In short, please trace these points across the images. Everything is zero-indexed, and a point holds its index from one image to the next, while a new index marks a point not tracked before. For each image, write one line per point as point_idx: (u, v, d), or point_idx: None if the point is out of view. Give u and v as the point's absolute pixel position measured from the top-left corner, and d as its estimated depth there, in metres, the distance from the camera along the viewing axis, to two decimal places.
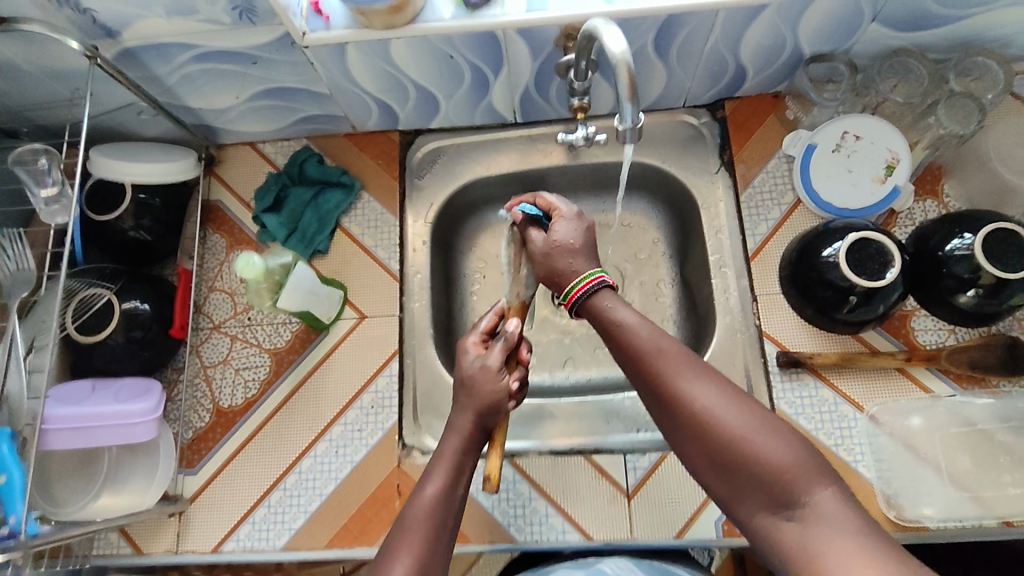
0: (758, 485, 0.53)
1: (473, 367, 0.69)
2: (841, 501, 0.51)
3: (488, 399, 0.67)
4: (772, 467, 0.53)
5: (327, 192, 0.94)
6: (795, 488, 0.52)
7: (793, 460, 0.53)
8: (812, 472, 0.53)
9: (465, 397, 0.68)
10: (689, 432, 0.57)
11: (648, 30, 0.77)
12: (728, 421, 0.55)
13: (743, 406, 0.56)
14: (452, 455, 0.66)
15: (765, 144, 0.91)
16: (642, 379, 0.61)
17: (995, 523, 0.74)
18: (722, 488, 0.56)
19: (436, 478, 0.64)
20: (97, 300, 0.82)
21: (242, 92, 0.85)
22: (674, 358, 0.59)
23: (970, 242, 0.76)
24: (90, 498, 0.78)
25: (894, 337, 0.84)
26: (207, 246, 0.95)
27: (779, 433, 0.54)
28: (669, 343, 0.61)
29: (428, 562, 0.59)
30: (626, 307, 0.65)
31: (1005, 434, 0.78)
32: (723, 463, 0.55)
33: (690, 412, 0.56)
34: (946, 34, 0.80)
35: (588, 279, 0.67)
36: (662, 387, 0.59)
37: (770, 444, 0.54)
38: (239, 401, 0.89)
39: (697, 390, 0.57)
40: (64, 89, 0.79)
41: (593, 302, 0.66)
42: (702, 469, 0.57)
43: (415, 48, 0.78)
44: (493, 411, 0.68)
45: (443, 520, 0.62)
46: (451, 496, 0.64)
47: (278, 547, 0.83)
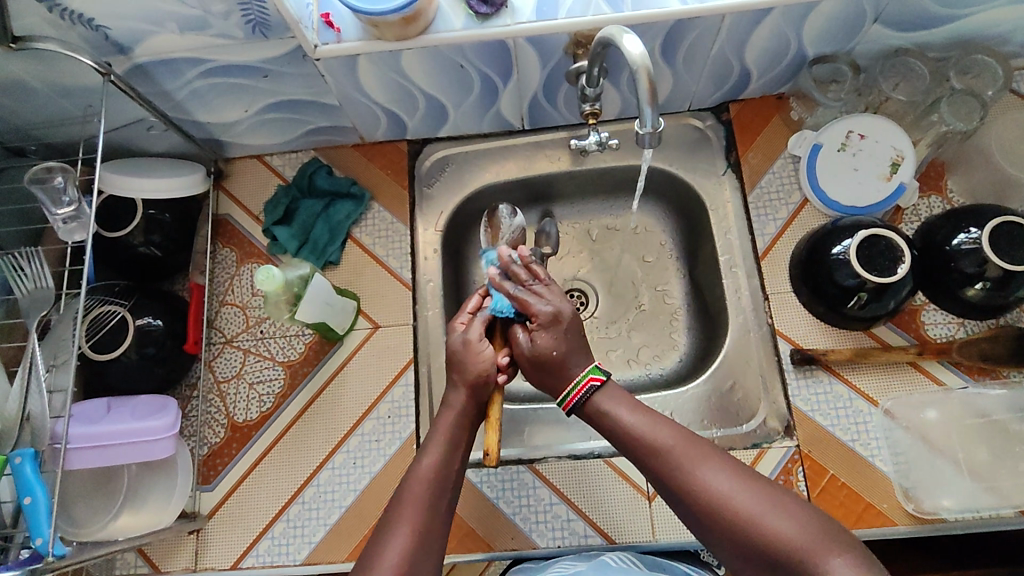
0: (777, 566, 0.55)
1: (459, 341, 0.73)
2: (855, 566, 0.53)
3: (472, 370, 0.70)
4: (785, 544, 0.55)
5: (337, 203, 0.94)
6: (805, 558, 0.54)
7: (804, 533, 0.55)
8: (824, 543, 0.54)
9: (456, 372, 0.71)
10: (708, 523, 0.59)
11: (656, 36, 0.78)
12: (739, 503, 0.57)
13: (751, 487, 0.58)
14: (447, 429, 0.69)
15: (770, 145, 0.92)
16: (655, 475, 0.63)
17: (1012, 512, 0.75)
18: (746, 570, 0.57)
19: (432, 450, 0.67)
20: (109, 318, 0.81)
21: (252, 105, 0.85)
22: (680, 448, 0.62)
23: (976, 237, 0.77)
24: (109, 518, 0.77)
25: (905, 331, 0.85)
26: (217, 261, 0.94)
27: (788, 511, 0.57)
28: (675, 432, 0.64)
29: (422, 538, 0.61)
30: (627, 404, 0.67)
31: (1019, 424, 0.79)
32: (742, 546, 0.57)
33: (702, 501, 0.59)
34: (946, 33, 0.82)
35: (578, 388, 0.68)
36: (673, 480, 0.61)
37: (781, 522, 0.56)
38: (253, 416, 0.89)
39: (706, 478, 0.59)
40: (74, 106, 0.79)
41: (595, 405, 0.68)
42: (725, 556, 0.58)
43: (426, 59, 0.79)
44: (481, 385, 0.70)
45: (439, 490, 0.64)
46: (447, 469, 0.66)
47: (298, 562, 0.82)
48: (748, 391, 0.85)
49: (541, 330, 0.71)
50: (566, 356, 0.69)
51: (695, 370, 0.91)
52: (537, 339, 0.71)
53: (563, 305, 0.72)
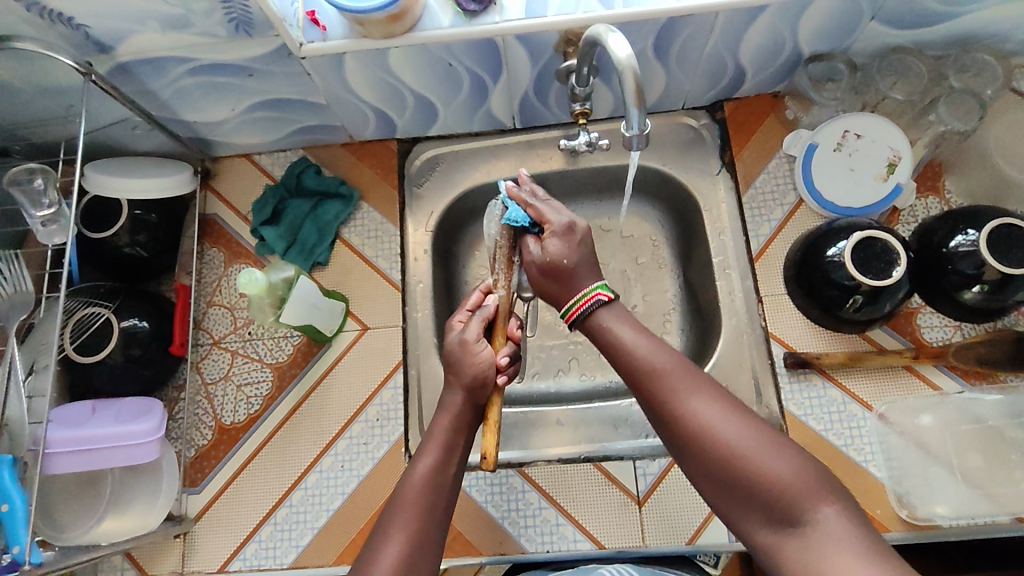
0: (760, 501, 0.53)
1: (455, 340, 0.69)
2: (844, 518, 0.51)
3: (468, 375, 0.66)
4: (773, 483, 0.52)
5: (325, 203, 0.93)
6: (796, 502, 0.52)
7: (795, 473, 0.52)
8: (817, 490, 0.52)
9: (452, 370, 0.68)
10: (692, 450, 0.56)
11: (648, 34, 0.76)
12: (731, 438, 0.54)
13: (745, 422, 0.55)
14: (443, 433, 0.66)
15: (765, 145, 0.91)
16: (646, 398, 0.60)
17: (1007, 519, 0.74)
18: (721, 502, 0.55)
19: (427, 456, 0.65)
20: (94, 319, 0.80)
21: (238, 104, 0.84)
22: (678, 375, 0.59)
23: (974, 238, 0.76)
24: (93, 522, 0.76)
25: (901, 335, 0.84)
26: (204, 261, 0.93)
27: (781, 448, 0.54)
28: (672, 358, 0.60)
29: (418, 549, 0.59)
30: (630, 324, 0.63)
31: (1014, 429, 0.78)
32: (726, 479, 0.54)
33: (692, 430, 0.56)
34: (945, 30, 0.80)
35: (583, 301, 0.65)
36: (662, 406, 0.58)
37: (774, 462, 0.53)
38: (241, 418, 0.88)
39: (699, 410, 0.56)
40: (57, 105, 0.78)
41: (593, 320, 0.64)
42: (705, 486, 0.56)
43: (414, 58, 0.77)
44: (480, 386, 0.66)
45: (435, 497, 0.62)
46: (442, 473, 0.64)
47: (285, 565, 0.82)
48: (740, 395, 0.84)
49: (555, 237, 0.67)
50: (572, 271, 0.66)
51: None
52: (549, 245, 0.67)
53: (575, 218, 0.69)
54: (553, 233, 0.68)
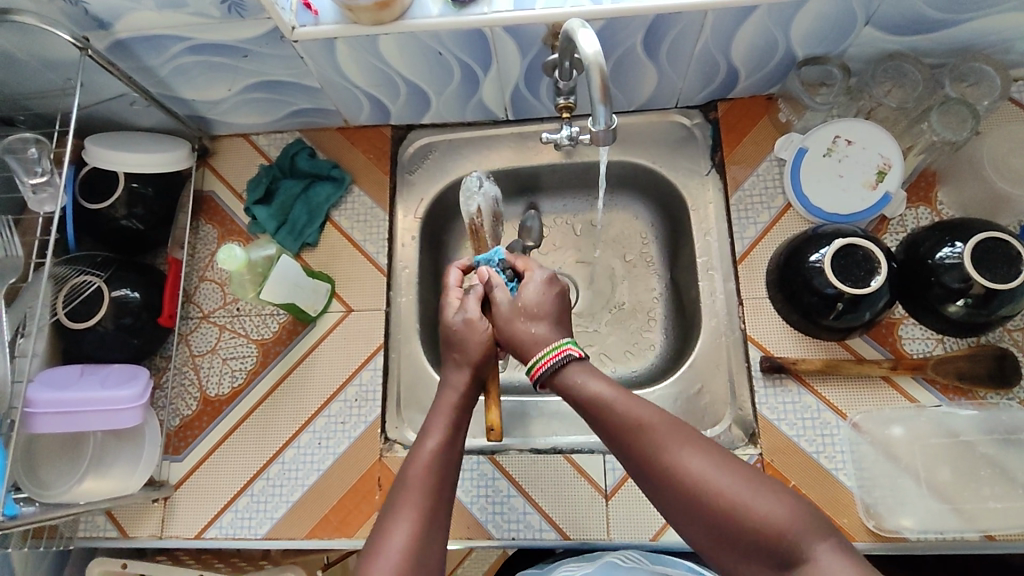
0: (759, 550, 0.53)
1: (457, 323, 0.73)
2: (840, 551, 0.52)
3: (477, 350, 0.71)
4: (769, 529, 0.53)
5: (317, 185, 0.95)
6: (794, 542, 0.52)
7: (791, 516, 0.53)
8: (810, 527, 0.53)
9: (461, 343, 0.72)
10: (680, 503, 0.56)
11: (637, 30, 0.76)
12: (721, 487, 0.55)
13: (731, 470, 0.56)
14: (449, 410, 0.68)
15: (757, 147, 0.90)
16: (631, 456, 0.60)
17: (976, 536, 0.73)
18: (720, 556, 0.55)
19: (435, 431, 0.65)
20: (86, 287, 0.83)
21: (235, 84, 0.86)
22: (660, 426, 0.59)
23: (960, 251, 0.75)
24: (73, 482, 0.80)
25: (880, 345, 0.83)
26: (198, 236, 0.96)
27: (773, 492, 0.55)
28: (649, 409, 0.61)
29: (428, 530, 0.59)
30: (599, 377, 0.64)
31: (988, 446, 0.77)
32: (722, 532, 0.54)
33: (682, 484, 0.56)
34: (942, 38, 0.79)
35: (551, 355, 0.66)
36: (650, 461, 0.58)
37: (766, 504, 0.54)
38: (225, 390, 0.90)
39: (686, 462, 0.57)
40: (58, 78, 0.80)
41: (564, 378, 0.65)
42: (700, 541, 0.56)
43: (404, 45, 0.78)
44: (486, 362, 0.71)
45: (442, 479, 0.63)
46: (450, 453, 0.65)
47: (259, 536, 0.84)
48: (715, 396, 0.85)
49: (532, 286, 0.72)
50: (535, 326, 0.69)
51: (666, 371, 0.91)
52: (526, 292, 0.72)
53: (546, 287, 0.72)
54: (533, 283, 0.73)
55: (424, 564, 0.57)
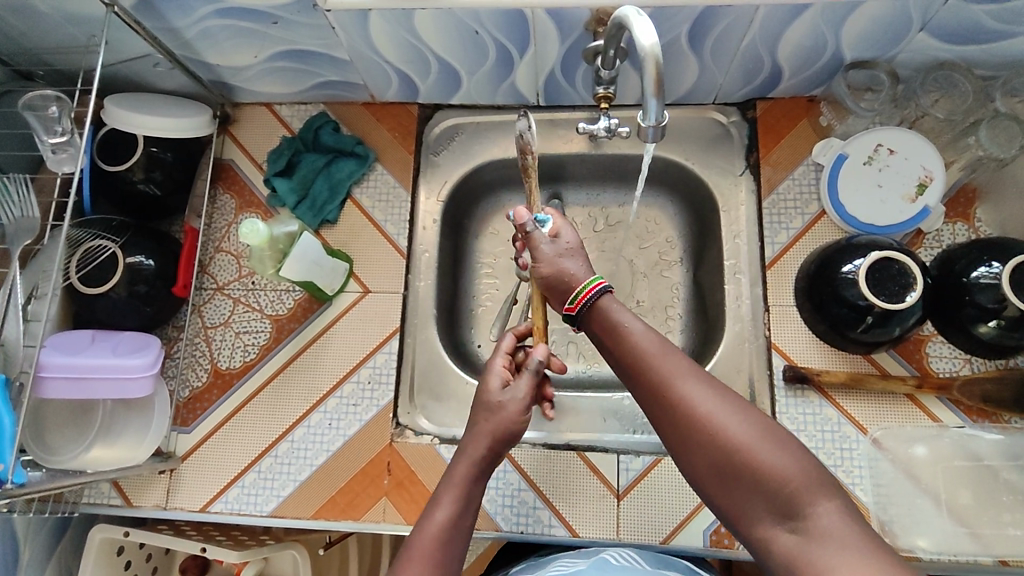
0: (762, 496, 0.51)
1: (500, 397, 0.65)
2: (843, 516, 0.49)
3: (508, 425, 0.64)
4: (775, 478, 0.51)
5: (340, 160, 0.92)
6: (799, 495, 0.50)
7: (799, 470, 0.51)
8: (820, 486, 0.50)
9: (482, 422, 0.64)
10: (689, 442, 0.54)
11: (683, 22, 0.74)
12: (731, 429, 0.53)
13: (747, 416, 0.54)
14: (463, 483, 0.61)
15: (794, 149, 0.87)
16: (642, 388, 0.58)
17: (991, 560, 0.73)
18: (718, 495, 0.53)
19: (445, 505, 0.60)
20: (100, 252, 0.81)
21: (261, 51, 0.83)
22: (675, 361, 0.57)
23: (997, 272, 0.73)
24: (81, 450, 0.78)
25: (907, 361, 0.81)
26: (216, 206, 0.94)
27: (783, 445, 0.52)
28: (668, 349, 0.58)
29: None
30: (627, 309, 0.62)
31: (1011, 472, 0.76)
32: (725, 473, 0.52)
33: (690, 420, 0.54)
34: (997, 50, 0.76)
35: (588, 289, 0.63)
36: (659, 394, 0.56)
37: (776, 457, 0.51)
38: (236, 364, 0.89)
39: (699, 400, 0.54)
40: (81, 34, 0.77)
41: (595, 306, 0.63)
42: (702, 478, 0.54)
43: (441, 22, 0.76)
44: (509, 438, 0.64)
45: (451, 549, 0.57)
46: (461, 522, 0.59)
47: (265, 513, 0.83)
48: None
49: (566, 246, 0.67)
50: (571, 264, 0.66)
51: None
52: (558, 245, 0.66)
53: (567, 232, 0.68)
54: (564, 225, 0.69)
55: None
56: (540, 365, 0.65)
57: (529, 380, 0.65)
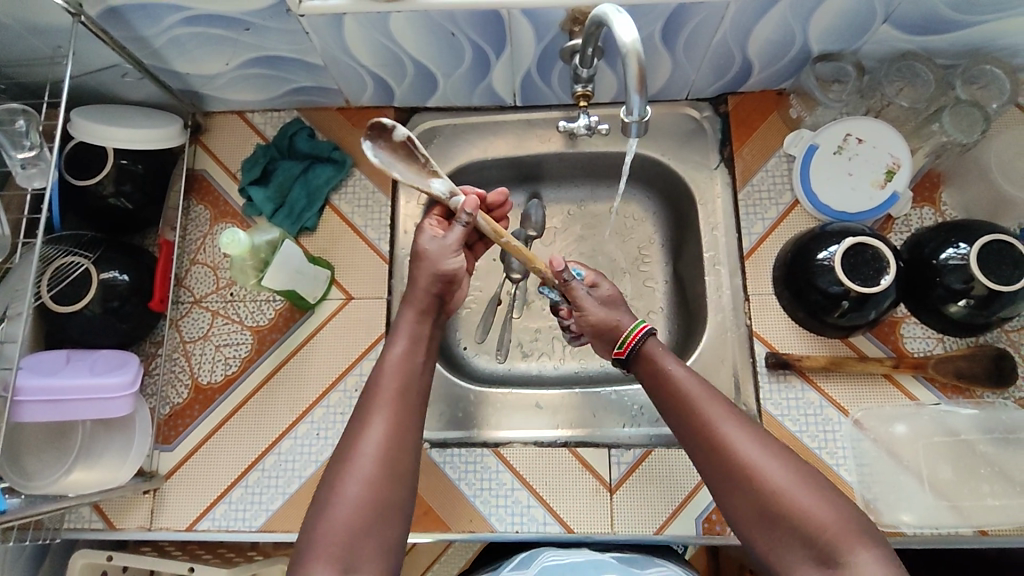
0: (799, 539, 0.53)
1: (433, 247, 0.71)
2: (881, 564, 0.51)
3: (443, 269, 0.70)
4: (814, 524, 0.53)
5: (317, 167, 0.91)
6: (835, 541, 0.52)
7: (834, 516, 0.53)
8: (853, 533, 0.53)
9: (419, 270, 0.71)
10: (731, 485, 0.57)
11: (657, 19, 0.75)
12: (772, 474, 0.56)
13: (787, 463, 0.57)
14: (411, 322, 0.70)
15: (765, 142, 0.90)
16: (688, 434, 0.62)
17: (970, 531, 0.75)
18: (758, 539, 0.56)
19: (398, 345, 0.67)
20: (72, 269, 0.79)
21: (232, 59, 0.81)
22: (726, 411, 0.61)
23: (965, 252, 0.75)
24: (60, 473, 0.76)
25: (883, 343, 0.84)
26: (190, 217, 0.92)
27: (823, 495, 0.55)
28: (716, 397, 0.62)
29: (398, 437, 0.60)
30: (680, 363, 0.66)
31: (987, 445, 0.78)
32: (765, 516, 0.55)
33: (733, 466, 0.57)
34: (956, 40, 0.79)
35: (634, 332, 0.69)
36: (706, 440, 0.60)
37: (812, 503, 0.54)
38: (218, 378, 0.87)
39: (742, 446, 0.58)
40: (44, 45, 0.75)
41: (647, 355, 0.68)
42: (741, 519, 0.57)
43: (417, 25, 0.75)
44: (448, 284, 0.71)
45: (409, 383, 0.65)
46: (414, 360, 0.67)
47: (254, 528, 0.81)
48: (720, 391, 0.84)
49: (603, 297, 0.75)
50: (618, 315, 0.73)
51: None
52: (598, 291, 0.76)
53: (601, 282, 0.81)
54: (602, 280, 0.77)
55: (396, 463, 0.59)
56: (470, 221, 0.71)
57: (457, 231, 0.71)
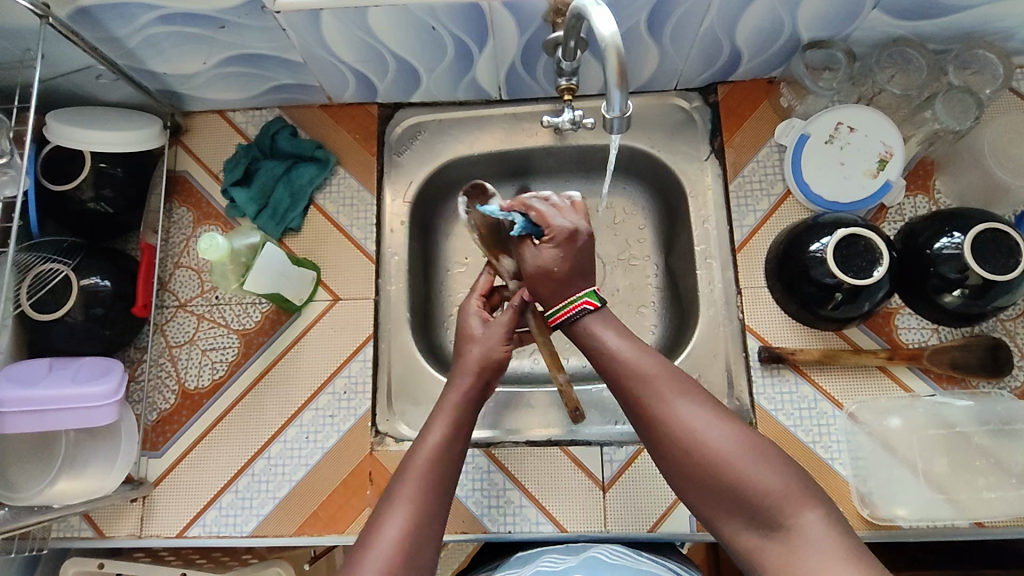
0: (743, 505, 0.53)
1: (483, 331, 0.70)
2: (825, 524, 0.51)
3: (495, 354, 0.68)
4: (757, 489, 0.52)
5: (300, 166, 0.90)
6: (779, 507, 0.52)
7: (778, 481, 0.52)
8: (799, 496, 0.52)
9: (469, 352, 0.68)
10: (676, 457, 0.55)
11: (641, 9, 0.73)
12: (714, 443, 0.54)
13: (730, 429, 0.55)
14: (453, 408, 0.65)
15: (756, 132, 0.88)
16: (632, 406, 0.58)
17: (966, 524, 0.74)
18: (707, 508, 0.55)
19: (437, 430, 0.63)
20: (52, 276, 0.78)
21: (210, 58, 0.80)
22: (666, 380, 0.57)
23: (959, 242, 0.74)
24: (46, 483, 0.75)
25: (877, 335, 0.83)
26: (173, 219, 0.90)
27: (765, 456, 0.54)
28: (657, 365, 0.59)
29: (424, 527, 0.56)
30: (617, 330, 0.62)
31: (983, 437, 0.77)
32: (709, 485, 0.54)
33: (676, 438, 0.55)
34: (947, 24, 0.77)
35: (569, 305, 0.63)
36: (651, 414, 0.57)
37: (756, 470, 0.53)
38: (205, 383, 0.86)
39: (685, 419, 0.55)
40: (14, 48, 0.74)
41: (582, 327, 0.62)
42: (687, 488, 0.55)
43: (395, 20, 0.74)
44: (496, 369, 0.67)
45: (443, 476, 0.60)
46: (451, 449, 0.62)
47: (244, 533, 0.81)
48: (712, 386, 0.83)
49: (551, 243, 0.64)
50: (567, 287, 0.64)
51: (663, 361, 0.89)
52: (543, 253, 0.65)
53: (581, 223, 0.65)
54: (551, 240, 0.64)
55: (416, 560, 0.55)
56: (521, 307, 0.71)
57: (507, 314, 0.70)
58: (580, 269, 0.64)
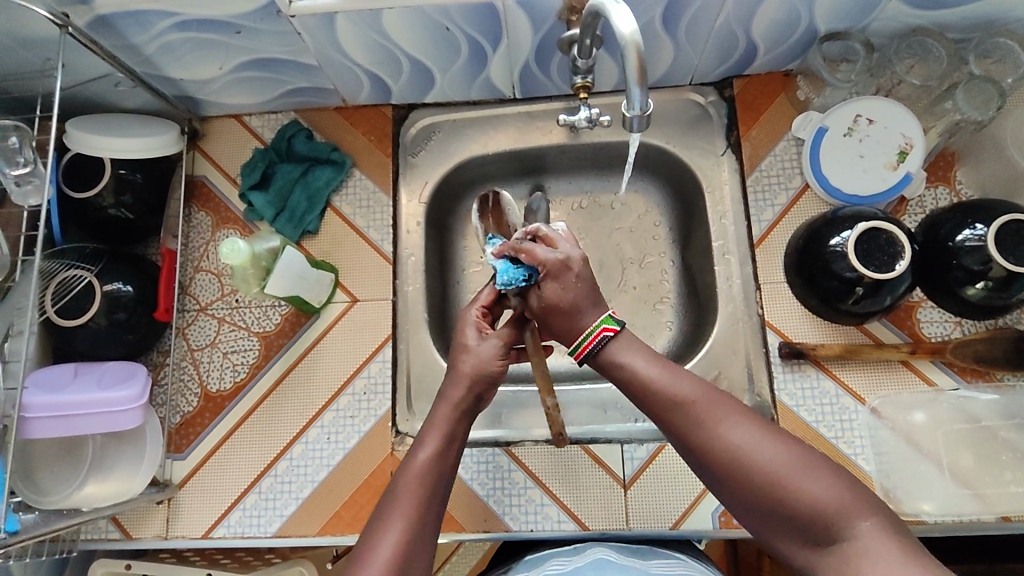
0: (798, 522, 0.50)
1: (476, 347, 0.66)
2: (882, 531, 0.49)
3: (484, 371, 0.65)
4: (811, 503, 0.50)
5: (317, 169, 0.90)
6: (836, 519, 0.49)
7: (832, 492, 0.50)
8: (856, 504, 0.50)
9: (461, 365, 0.65)
10: (727, 482, 0.53)
11: (656, 4, 0.72)
12: (766, 460, 0.51)
13: (778, 442, 0.52)
14: (444, 422, 0.62)
15: (773, 126, 0.88)
16: (675, 433, 0.55)
17: (993, 518, 0.74)
18: (764, 530, 0.52)
19: (428, 444, 0.60)
20: (75, 282, 0.78)
21: (226, 63, 0.80)
22: (706, 403, 0.55)
23: (982, 233, 0.73)
24: (75, 487, 0.76)
25: (899, 329, 0.82)
26: (191, 224, 0.91)
27: (815, 465, 0.51)
28: (697, 387, 0.56)
29: (414, 545, 0.54)
30: (647, 355, 0.59)
31: (1009, 431, 0.77)
32: (765, 507, 0.51)
33: (727, 462, 0.52)
34: (967, 13, 0.76)
35: (589, 338, 0.60)
36: (696, 441, 0.54)
37: (808, 483, 0.50)
38: (227, 386, 0.87)
39: (734, 438, 0.52)
40: (35, 57, 0.74)
41: (608, 356, 0.59)
42: (742, 512, 0.53)
43: (411, 21, 0.74)
44: (488, 384, 0.65)
45: (434, 491, 0.57)
46: (442, 464, 0.59)
47: (269, 534, 0.81)
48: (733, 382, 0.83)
49: (549, 280, 0.62)
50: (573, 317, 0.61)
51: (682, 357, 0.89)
52: (545, 289, 0.62)
53: (573, 251, 0.62)
54: (548, 276, 0.62)
55: None
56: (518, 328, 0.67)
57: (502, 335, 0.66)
58: (585, 299, 0.61)
